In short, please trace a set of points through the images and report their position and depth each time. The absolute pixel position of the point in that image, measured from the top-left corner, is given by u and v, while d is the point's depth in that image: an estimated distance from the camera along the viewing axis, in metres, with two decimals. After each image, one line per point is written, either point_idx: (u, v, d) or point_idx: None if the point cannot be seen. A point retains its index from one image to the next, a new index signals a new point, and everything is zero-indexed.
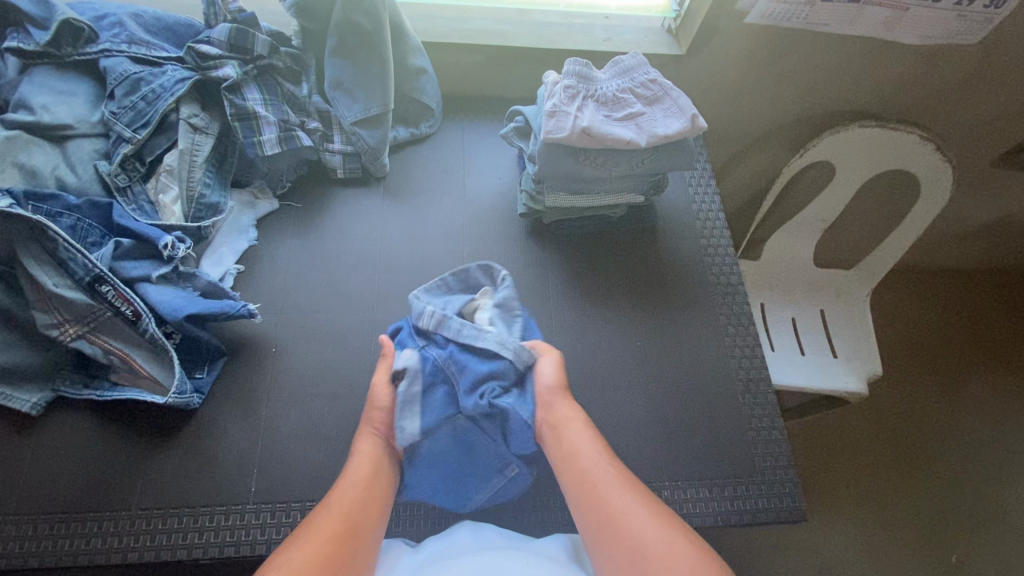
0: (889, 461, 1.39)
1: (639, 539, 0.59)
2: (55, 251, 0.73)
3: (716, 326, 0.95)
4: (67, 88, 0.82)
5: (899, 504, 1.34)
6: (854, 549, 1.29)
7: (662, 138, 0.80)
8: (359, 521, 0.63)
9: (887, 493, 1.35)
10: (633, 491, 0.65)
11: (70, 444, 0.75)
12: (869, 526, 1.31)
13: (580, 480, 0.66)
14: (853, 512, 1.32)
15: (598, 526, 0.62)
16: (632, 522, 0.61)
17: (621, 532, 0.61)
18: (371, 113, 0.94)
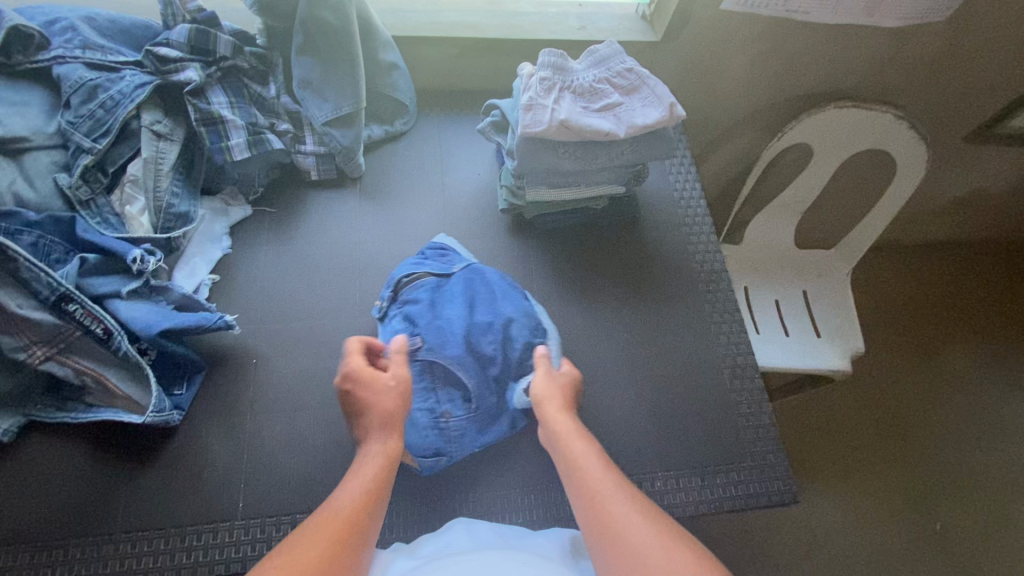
0: (874, 435, 1.42)
1: (633, 545, 0.56)
2: (16, 270, 0.69)
3: (701, 314, 0.95)
4: (20, 98, 0.78)
5: (886, 477, 1.37)
6: (843, 523, 1.31)
7: (641, 128, 0.79)
8: (367, 518, 0.59)
9: (874, 466, 1.38)
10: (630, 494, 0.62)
11: (46, 469, 0.73)
12: (857, 501, 1.34)
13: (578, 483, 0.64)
14: (842, 488, 1.35)
15: (593, 527, 0.59)
16: (631, 532, 0.57)
17: (616, 536, 0.57)
18: (343, 112, 0.91)
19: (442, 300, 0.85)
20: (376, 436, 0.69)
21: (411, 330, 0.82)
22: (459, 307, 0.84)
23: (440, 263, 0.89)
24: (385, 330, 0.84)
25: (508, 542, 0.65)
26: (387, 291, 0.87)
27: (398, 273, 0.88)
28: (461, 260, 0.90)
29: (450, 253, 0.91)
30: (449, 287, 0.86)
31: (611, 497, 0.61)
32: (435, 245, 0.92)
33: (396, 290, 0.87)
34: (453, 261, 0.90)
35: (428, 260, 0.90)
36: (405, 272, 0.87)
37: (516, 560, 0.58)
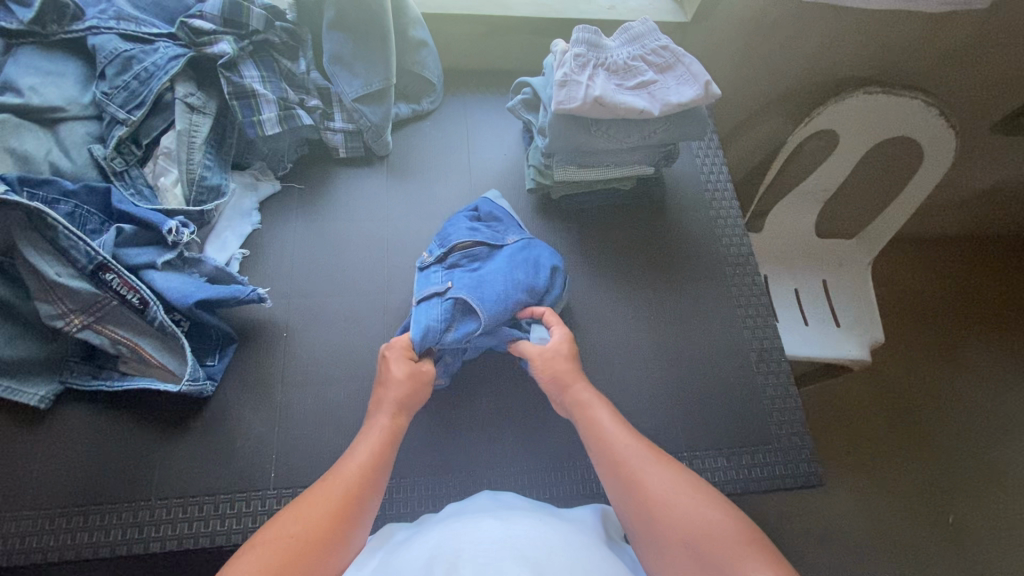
0: (889, 424, 1.41)
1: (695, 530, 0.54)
2: (55, 239, 0.70)
3: (728, 297, 0.95)
4: (55, 69, 0.79)
5: (900, 468, 1.37)
6: (857, 511, 1.32)
7: (675, 107, 0.78)
8: (361, 497, 0.59)
9: (888, 456, 1.38)
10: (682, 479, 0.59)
11: (81, 436, 0.74)
12: (872, 490, 1.34)
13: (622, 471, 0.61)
14: (856, 477, 1.35)
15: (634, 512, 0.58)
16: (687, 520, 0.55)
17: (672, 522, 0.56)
18: (374, 88, 0.91)
19: (484, 266, 0.84)
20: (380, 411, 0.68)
21: (446, 281, 0.81)
22: (498, 264, 0.83)
23: (493, 232, 0.88)
24: (422, 278, 0.83)
25: (529, 507, 0.65)
26: (438, 246, 0.86)
27: (450, 228, 0.88)
28: (514, 229, 0.89)
29: (503, 221, 0.89)
30: (498, 253, 0.85)
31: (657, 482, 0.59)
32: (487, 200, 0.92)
33: (449, 245, 0.85)
34: (506, 228, 0.89)
35: (479, 219, 0.90)
36: (458, 229, 0.87)
37: (523, 521, 0.57)
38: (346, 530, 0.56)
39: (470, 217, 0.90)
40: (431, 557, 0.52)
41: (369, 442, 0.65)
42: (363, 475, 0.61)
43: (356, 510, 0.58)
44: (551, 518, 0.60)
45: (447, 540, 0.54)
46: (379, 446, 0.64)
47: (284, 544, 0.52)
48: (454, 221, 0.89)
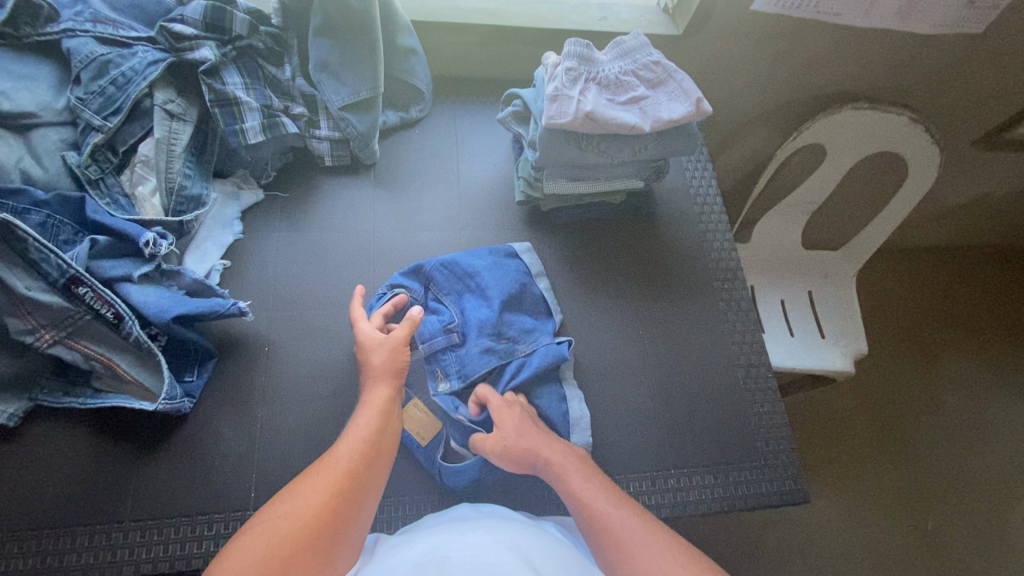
0: (871, 434, 1.43)
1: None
2: (25, 252, 0.67)
3: (716, 312, 0.95)
4: (28, 72, 0.75)
5: (881, 478, 1.38)
6: (839, 521, 1.33)
7: (667, 123, 0.77)
8: (362, 476, 0.61)
9: (868, 465, 1.40)
10: (655, 533, 0.61)
11: (51, 455, 0.71)
12: (853, 500, 1.35)
13: (598, 527, 0.63)
14: (838, 488, 1.36)
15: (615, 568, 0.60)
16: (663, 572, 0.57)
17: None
18: (361, 97, 0.89)
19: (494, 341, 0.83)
20: (371, 385, 0.72)
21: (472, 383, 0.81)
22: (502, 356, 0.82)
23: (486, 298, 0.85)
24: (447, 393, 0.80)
25: (515, 518, 0.65)
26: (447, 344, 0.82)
27: (469, 323, 0.83)
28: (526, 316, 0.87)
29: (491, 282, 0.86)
30: (520, 375, 0.80)
31: (635, 535, 0.61)
32: (513, 256, 0.90)
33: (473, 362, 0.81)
34: (520, 318, 0.86)
35: (493, 287, 0.86)
36: (480, 344, 0.82)
37: (514, 531, 0.58)
38: (347, 512, 0.58)
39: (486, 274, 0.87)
40: (419, 562, 0.51)
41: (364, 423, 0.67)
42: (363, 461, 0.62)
43: (347, 501, 0.58)
44: (545, 532, 0.60)
45: (431, 548, 0.53)
46: (374, 425, 0.67)
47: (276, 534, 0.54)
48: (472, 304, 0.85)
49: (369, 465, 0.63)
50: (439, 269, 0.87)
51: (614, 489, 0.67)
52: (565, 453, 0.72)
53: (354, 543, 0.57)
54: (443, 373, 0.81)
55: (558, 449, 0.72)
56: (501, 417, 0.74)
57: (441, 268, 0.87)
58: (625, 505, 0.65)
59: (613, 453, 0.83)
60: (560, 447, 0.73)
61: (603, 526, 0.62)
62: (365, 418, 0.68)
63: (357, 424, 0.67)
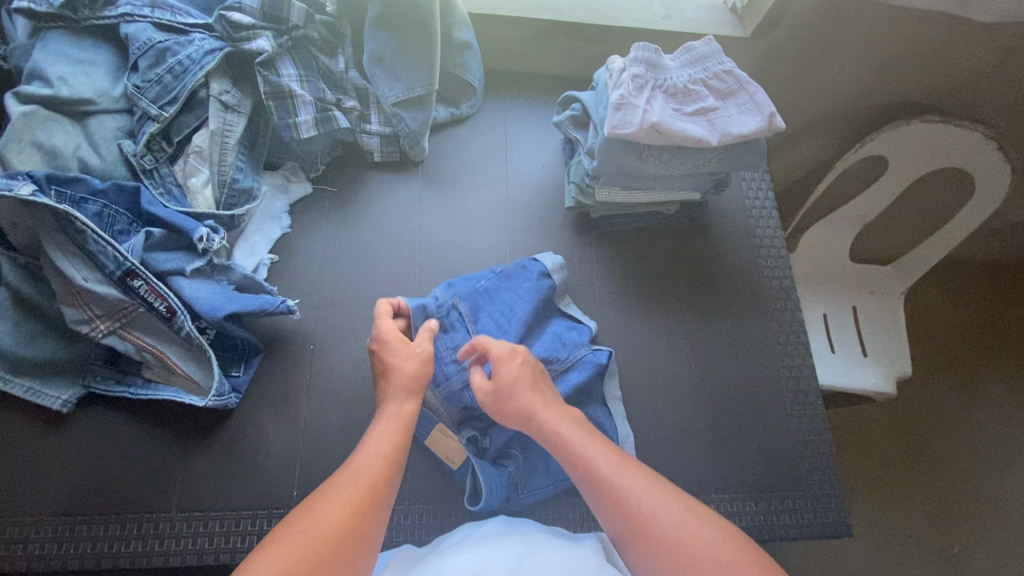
0: (904, 451, 1.39)
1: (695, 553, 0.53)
2: (83, 243, 0.67)
3: (768, 333, 0.91)
4: (86, 57, 0.74)
5: (909, 497, 1.35)
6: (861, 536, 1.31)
7: (735, 138, 0.73)
8: (384, 492, 0.58)
9: (897, 482, 1.36)
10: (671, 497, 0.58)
11: (102, 442, 0.72)
12: (876, 515, 1.33)
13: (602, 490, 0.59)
14: (863, 501, 1.34)
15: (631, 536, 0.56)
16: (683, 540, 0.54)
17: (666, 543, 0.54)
18: (415, 94, 0.86)
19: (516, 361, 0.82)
20: (396, 396, 0.68)
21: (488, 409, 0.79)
22: None
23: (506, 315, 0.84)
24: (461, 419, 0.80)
25: (547, 535, 0.65)
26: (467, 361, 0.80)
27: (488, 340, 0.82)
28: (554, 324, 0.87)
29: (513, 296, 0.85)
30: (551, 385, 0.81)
31: (648, 500, 0.57)
32: (546, 276, 0.86)
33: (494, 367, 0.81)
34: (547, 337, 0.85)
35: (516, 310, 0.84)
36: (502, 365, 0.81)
37: (553, 555, 0.57)
38: (370, 529, 0.55)
39: (509, 283, 0.86)
40: None
41: (382, 434, 0.64)
42: (385, 478, 0.59)
43: (370, 516, 0.55)
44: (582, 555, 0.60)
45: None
46: (395, 438, 0.64)
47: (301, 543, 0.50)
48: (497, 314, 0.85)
49: (393, 475, 0.60)
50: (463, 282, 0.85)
51: (615, 449, 0.64)
52: (561, 420, 0.67)
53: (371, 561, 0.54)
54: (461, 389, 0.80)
55: (553, 412, 0.68)
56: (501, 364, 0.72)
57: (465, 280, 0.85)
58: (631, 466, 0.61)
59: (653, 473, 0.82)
60: (554, 408, 0.68)
61: (609, 491, 0.59)
62: (382, 431, 0.65)
63: (374, 436, 0.64)
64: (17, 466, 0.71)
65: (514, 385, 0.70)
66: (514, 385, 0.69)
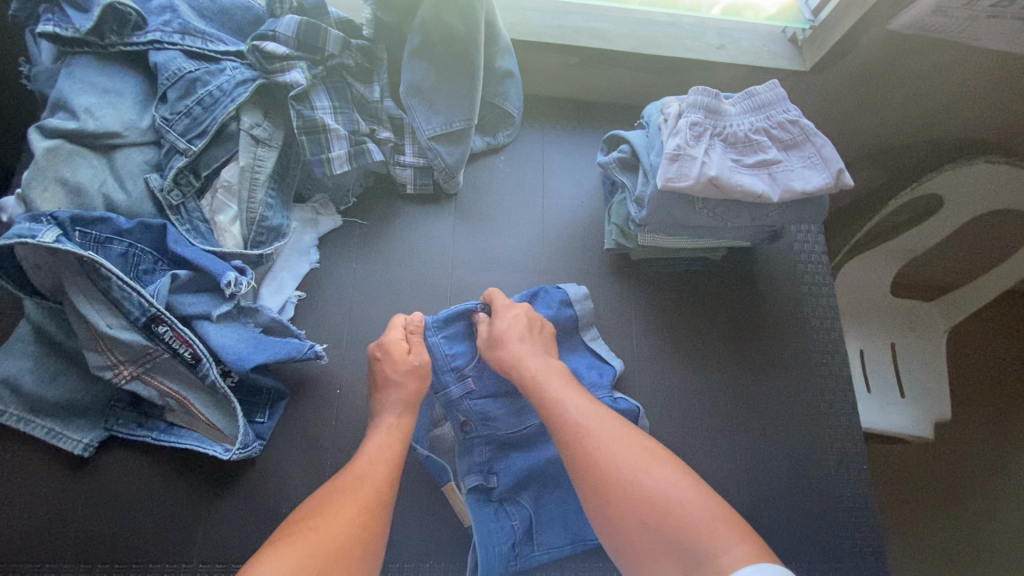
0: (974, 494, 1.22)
1: (656, 496, 0.56)
2: (108, 289, 0.64)
3: (814, 391, 0.87)
4: (112, 86, 0.70)
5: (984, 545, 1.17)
6: None
7: (798, 195, 0.68)
8: (385, 498, 0.60)
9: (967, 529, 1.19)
10: (639, 444, 0.61)
11: (124, 487, 0.70)
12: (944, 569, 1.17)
13: (571, 434, 0.62)
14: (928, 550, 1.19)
15: (593, 479, 0.59)
16: (644, 481, 0.57)
17: (628, 487, 0.57)
18: (453, 128, 0.82)
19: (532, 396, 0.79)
20: (393, 409, 0.70)
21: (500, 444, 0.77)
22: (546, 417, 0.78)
23: None
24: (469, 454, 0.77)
25: None
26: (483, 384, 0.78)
27: None
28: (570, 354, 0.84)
29: None
30: None
31: (614, 444, 0.60)
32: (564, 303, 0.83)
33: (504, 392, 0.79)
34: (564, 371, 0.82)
35: None
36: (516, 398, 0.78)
37: None
38: (374, 534, 0.57)
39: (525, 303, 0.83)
40: None
41: (379, 441, 0.66)
42: (385, 484, 0.61)
43: (372, 521, 0.57)
44: None
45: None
46: (394, 446, 0.66)
47: (304, 544, 0.52)
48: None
49: (392, 481, 0.62)
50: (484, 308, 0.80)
51: (585, 394, 0.67)
52: (540, 367, 0.70)
53: (374, 565, 0.56)
54: (464, 408, 0.77)
55: (537, 362, 0.71)
56: (500, 319, 0.75)
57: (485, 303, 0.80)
58: (602, 412, 0.64)
59: None
60: (541, 360, 0.71)
61: (573, 430, 0.62)
62: (379, 438, 0.67)
63: (372, 443, 0.66)
64: (38, 510, 0.69)
65: (507, 338, 0.73)
66: (506, 334, 0.73)
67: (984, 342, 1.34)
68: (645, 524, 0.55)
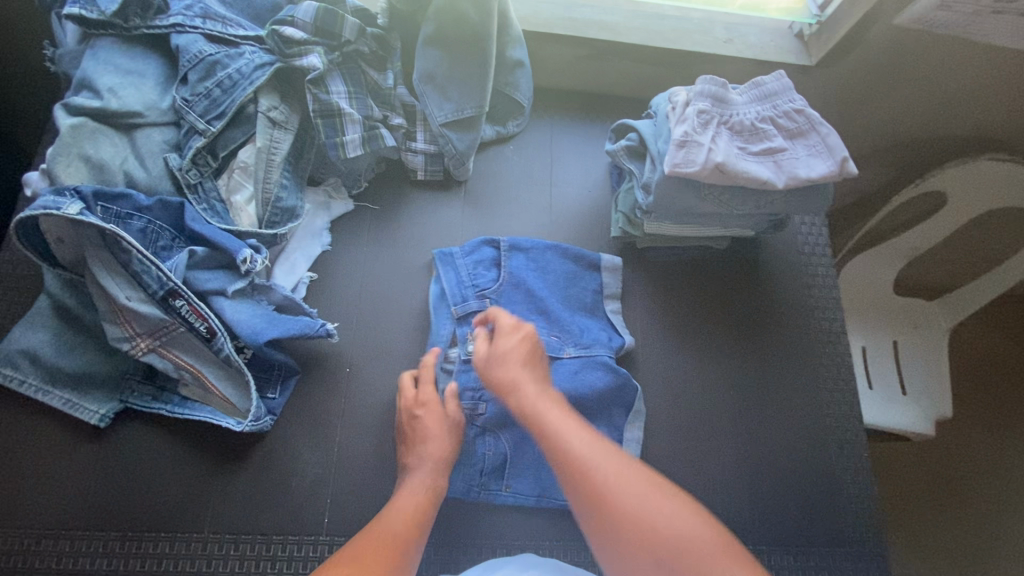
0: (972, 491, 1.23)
1: (672, 537, 0.52)
2: (128, 262, 0.66)
3: (816, 380, 0.88)
4: (134, 67, 0.73)
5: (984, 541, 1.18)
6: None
7: (803, 182, 0.69)
8: None
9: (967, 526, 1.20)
10: (649, 479, 0.57)
11: (137, 458, 0.72)
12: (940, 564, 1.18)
13: (577, 472, 0.58)
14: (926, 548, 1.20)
15: (606, 520, 0.55)
16: (659, 522, 0.53)
17: (642, 527, 0.53)
18: (464, 115, 0.84)
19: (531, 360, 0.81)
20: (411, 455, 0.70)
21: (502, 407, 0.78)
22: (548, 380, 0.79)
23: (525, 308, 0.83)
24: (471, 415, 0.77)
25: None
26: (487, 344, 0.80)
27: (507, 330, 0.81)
28: (566, 313, 0.84)
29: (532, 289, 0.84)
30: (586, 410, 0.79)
31: (623, 481, 0.56)
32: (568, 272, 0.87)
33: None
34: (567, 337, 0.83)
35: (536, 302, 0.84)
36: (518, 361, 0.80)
37: None
38: None
39: (527, 270, 0.85)
40: None
41: (396, 486, 0.61)
42: None
43: None
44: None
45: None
46: None
47: None
48: (505, 297, 0.83)
49: None
50: (471, 265, 0.84)
51: (589, 425, 0.63)
52: (542, 394, 0.66)
53: None
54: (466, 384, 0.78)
55: (537, 388, 0.66)
56: (500, 339, 0.71)
57: (472, 260, 0.84)
58: (609, 448, 0.59)
59: None
60: (541, 386, 0.67)
61: (583, 471, 0.57)
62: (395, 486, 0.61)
63: (388, 488, 0.61)
64: (54, 478, 0.70)
65: (507, 366, 0.68)
66: (505, 358, 0.69)
67: (986, 342, 1.35)
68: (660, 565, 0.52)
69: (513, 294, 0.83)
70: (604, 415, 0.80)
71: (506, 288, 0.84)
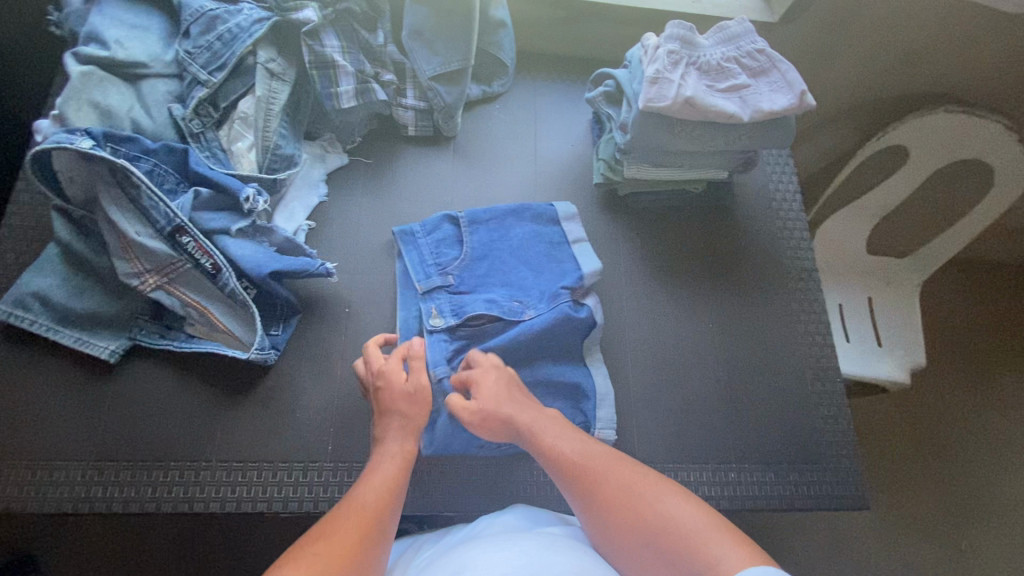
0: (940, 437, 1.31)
1: (668, 519, 0.55)
2: (137, 199, 0.71)
3: (790, 313, 0.93)
4: (140, 23, 0.78)
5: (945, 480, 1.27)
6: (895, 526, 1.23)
7: (766, 114, 0.75)
8: (385, 524, 0.56)
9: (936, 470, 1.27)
10: (646, 477, 0.60)
11: (145, 393, 0.75)
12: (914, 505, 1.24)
13: (577, 476, 0.62)
14: (901, 493, 1.26)
15: (606, 511, 0.58)
16: (657, 508, 0.56)
17: (640, 512, 0.56)
18: (452, 68, 0.90)
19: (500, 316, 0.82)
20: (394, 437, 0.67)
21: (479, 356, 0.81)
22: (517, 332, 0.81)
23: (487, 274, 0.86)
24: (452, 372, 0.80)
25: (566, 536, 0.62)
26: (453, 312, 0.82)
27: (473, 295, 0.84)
28: (532, 269, 0.87)
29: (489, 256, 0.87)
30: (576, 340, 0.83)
31: (621, 480, 0.60)
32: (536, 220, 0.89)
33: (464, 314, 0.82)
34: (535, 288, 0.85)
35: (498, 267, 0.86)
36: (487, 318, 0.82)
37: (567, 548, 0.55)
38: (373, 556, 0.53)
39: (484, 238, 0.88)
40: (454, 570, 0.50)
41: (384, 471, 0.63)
42: (384, 509, 0.57)
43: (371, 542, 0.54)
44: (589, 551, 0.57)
45: (454, 566, 0.51)
46: (396, 477, 0.62)
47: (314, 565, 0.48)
48: (469, 269, 0.86)
49: (392, 511, 0.58)
50: (432, 243, 0.87)
51: (586, 437, 0.67)
52: (539, 416, 0.69)
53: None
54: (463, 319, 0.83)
55: (531, 414, 0.70)
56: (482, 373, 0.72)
57: (432, 239, 0.87)
58: (610, 456, 0.63)
59: (675, 442, 0.84)
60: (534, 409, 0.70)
61: (584, 474, 0.61)
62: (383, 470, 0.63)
63: (376, 472, 0.62)
64: (65, 412, 0.73)
65: (494, 390, 0.71)
66: (490, 385, 0.71)
67: (955, 296, 1.42)
68: (650, 546, 0.54)
69: (475, 265, 0.86)
70: (592, 345, 0.85)
71: (469, 260, 0.86)
